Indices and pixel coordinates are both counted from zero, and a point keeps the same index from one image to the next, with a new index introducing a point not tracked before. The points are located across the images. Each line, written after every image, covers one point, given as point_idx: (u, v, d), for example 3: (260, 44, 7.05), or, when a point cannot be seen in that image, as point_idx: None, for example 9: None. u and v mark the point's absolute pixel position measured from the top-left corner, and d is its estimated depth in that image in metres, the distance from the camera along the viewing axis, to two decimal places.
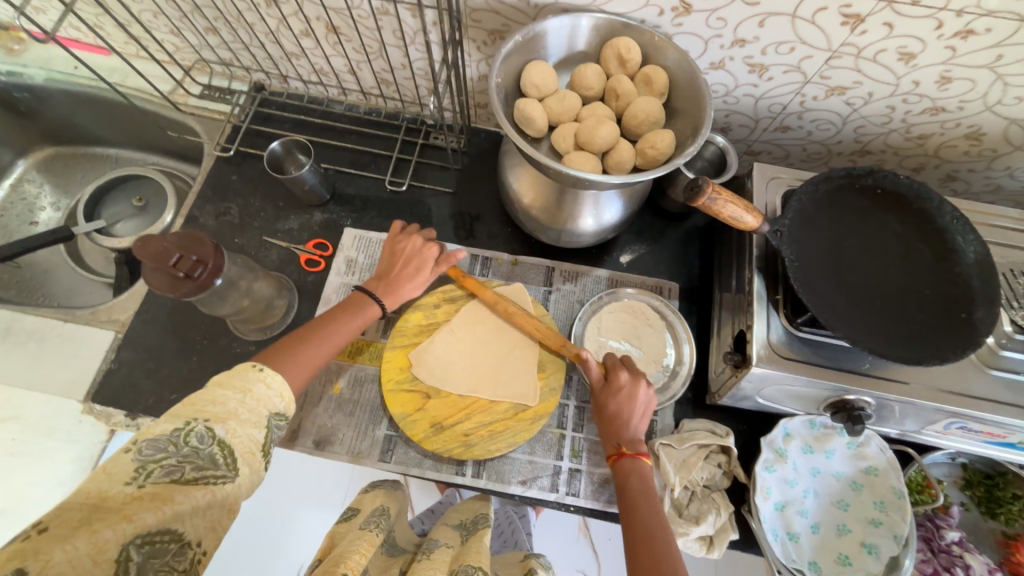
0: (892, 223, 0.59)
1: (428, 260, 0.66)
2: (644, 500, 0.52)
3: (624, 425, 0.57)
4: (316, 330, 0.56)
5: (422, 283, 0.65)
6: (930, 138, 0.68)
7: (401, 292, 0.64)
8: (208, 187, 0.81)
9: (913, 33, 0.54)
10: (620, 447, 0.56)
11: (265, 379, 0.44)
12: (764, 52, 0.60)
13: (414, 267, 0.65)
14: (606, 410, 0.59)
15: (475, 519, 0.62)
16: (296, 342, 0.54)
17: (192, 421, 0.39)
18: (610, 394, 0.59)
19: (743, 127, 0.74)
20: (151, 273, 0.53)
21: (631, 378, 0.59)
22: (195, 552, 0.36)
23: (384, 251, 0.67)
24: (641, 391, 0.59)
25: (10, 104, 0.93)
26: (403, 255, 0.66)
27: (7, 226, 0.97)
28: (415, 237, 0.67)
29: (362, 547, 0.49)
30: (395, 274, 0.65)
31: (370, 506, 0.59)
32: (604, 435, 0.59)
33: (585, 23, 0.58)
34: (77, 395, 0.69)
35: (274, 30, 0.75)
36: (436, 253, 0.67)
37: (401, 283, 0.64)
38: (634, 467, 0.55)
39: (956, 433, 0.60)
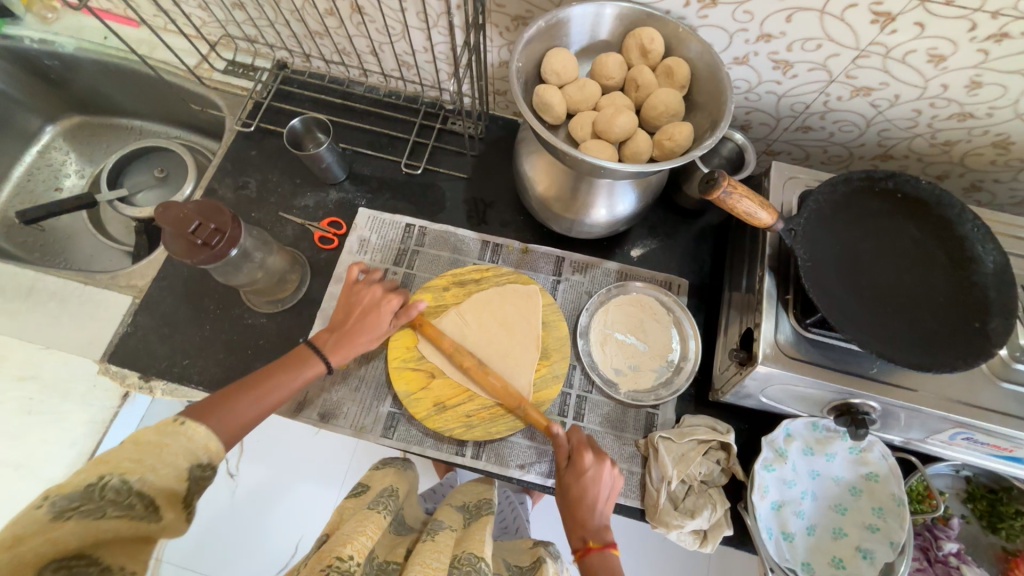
0: (911, 228, 0.58)
1: (385, 314, 0.61)
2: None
3: (591, 512, 0.53)
4: (241, 394, 0.50)
5: (376, 338, 0.61)
6: (955, 144, 0.66)
7: (350, 348, 0.59)
8: (227, 161, 0.82)
9: (945, 34, 0.52)
10: (588, 540, 0.52)
11: (189, 431, 0.41)
12: (789, 49, 0.59)
13: (368, 323, 0.61)
14: (571, 495, 0.54)
15: (479, 504, 0.65)
16: (211, 405, 0.48)
17: (105, 475, 0.36)
18: (574, 477, 0.55)
19: (764, 125, 0.73)
20: (170, 239, 0.55)
21: (596, 458, 0.55)
22: (122, 574, 0.35)
23: (340, 301, 0.63)
24: (605, 471, 0.55)
25: (42, 72, 0.95)
26: (359, 308, 0.61)
27: (32, 190, 0.99)
28: (374, 287, 0.62)
29: (369, 529, 0.51)
30: (348, 328, 0.60)
31: (379, 485, 0.62)
32: (569, 524, 0.54)
33: (608, 12, 0.58)
34: (95, 355, 0.72)
35: (300, 8, 0.76)
36: (394, 304, 0.62)
37: (352, 339, 0.59)
38: (603, 564, 0.50)
39: (961, 444, 0.59)
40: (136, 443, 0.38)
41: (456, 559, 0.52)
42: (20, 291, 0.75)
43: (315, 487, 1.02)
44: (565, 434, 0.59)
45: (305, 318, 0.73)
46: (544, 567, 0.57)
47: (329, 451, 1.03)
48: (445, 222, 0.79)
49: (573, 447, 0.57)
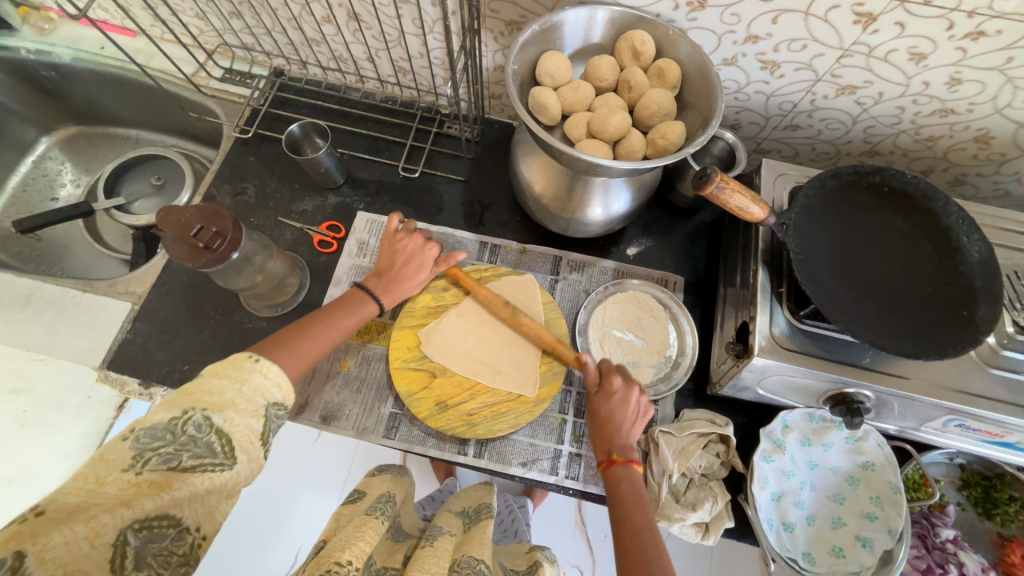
0: (898, 221, 0.60)
1: (427, 261, 0.66)
2: (636, 504, 0.52)
3: (620, 428, 0.57)
4: (306, 326, 0.55)
5: (418, 284, 0.66)
6: (939, 140, 0.68)
7: (397, 292, 0.64)
8: (226, 167, 0.83)
9: (924, 33, 0.54)
10: (613, 453, 0.56)
11: (264, 367, 0.42)
12: (776, 49, 0.61)
13: (414, 268, 0.66)
14: (601, 413, 0.59)
15: (478, 508, 0.66)
16: (284, 335, 0.53)
17: (190, 409, 0.37)
18: (603, 397, 0.59)
19: (754, 124, 0.75)
20: (171, 242, 0.55)
21: (625, 381, 0.60)
22: (195, 536, 0.36)
23: (383, 249, 0.67)
24: (633, 394, 0.59)
25: (38, 82, 0.95)
26: (403, 255, 0.66)
27: (28, 201, 0.99)
28: (415, 237, 0.67)
29: (367, 533, 0.51)
30: (394, 273, 0.65)
31: (375, 490, 0.62)
32: (597, 439, 0.58)
33: (600, 16, 0.59)
34: (94, 363, 0.71)
35: (297, 16, 0.77)
36: (436, 251, 0.67)
37: (399, 283, 0.65)
38: (627, 472, 0.55)
39: (954, 431, 0.60)
40: (216, 374, 0.40)
41: (456, 562, 0.53)
42: (18, 300, 0.75)
43: (314, 495, 1.02)
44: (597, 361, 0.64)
45: None
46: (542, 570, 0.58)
47: (328, 459, 1.03)
48: (443, 224, 0.80)
49: (604, 370, 0.61)
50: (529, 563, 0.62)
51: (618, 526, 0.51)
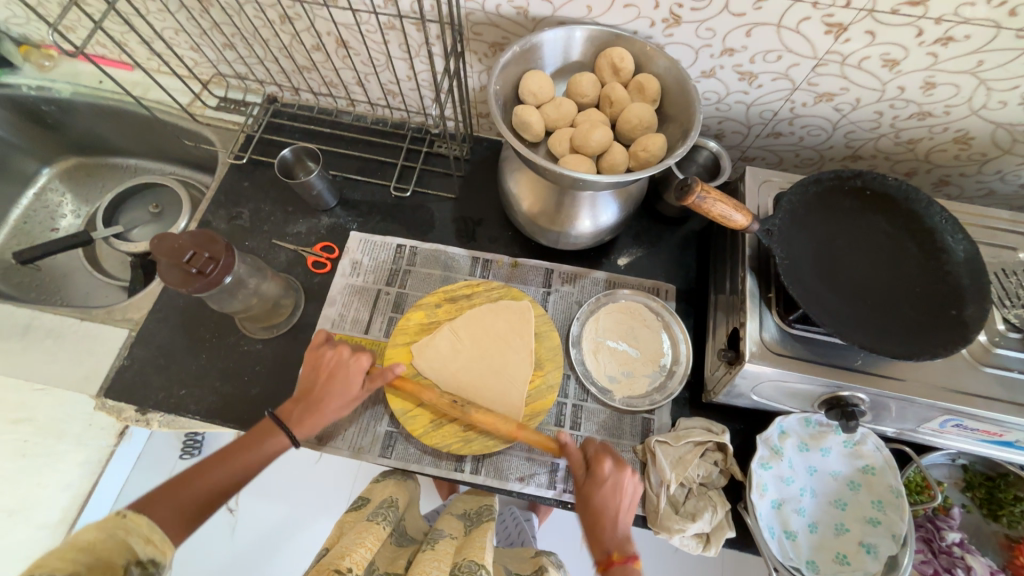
0: (882, 223, 0.60)
1: (354, 375, 0.60)
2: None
3: (615, 523, 0.54)
4: (186, 479, 0.50)
5: (345, 404, 0.60)
6: (919, 142, 0.69)
7: (316, 419, 0.58)
8: (220, 193, 0.84)
9: (895, 40, 0.56)
10: (611, 553, 0.52)
11: (132, 522, 0.43)
12: (752, 61, 0.62)
13: (338, 389, 0.60)
14: (595, 508, 0.55)
15: (479, 510, 0.66)
16: (162, 492, 0.49)
17: (37, 573, 0.37)
18: (594, 485, 0.56)
19: (737, 133, 0.76)
20: (166, 269, 0.56)
21: (615, 465, 0.57)
22: None
23: (305, 367, 0.62)
24: (625, 477, 0.56)
25: (39, 117, 0.98)
26: (326, 375, 0.60)
27: (29, 232, 1.01)
28: (341, 349, 0.62)
29: (368, 541, 0.53)
30: (315, 396, 0.59)
31: (379, 497, 0.63)
32: (592, 537, 0.54)
33: (579, 35, 0.61)
34: (91, 391, 0.72)
35: (288, 45, 0.79)
36: (363, 367, 0.61)
37: (320, 408, 0.59)
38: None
39: (953, 431, 0.60)
40: (69, 547, 0.39)
41: (457, 567, 0.54)
42: (17, 330, 0.75)
43: (314, 517, 1.02)
44: (583, 442, 0.60)
45: (300, 342, 0.74)
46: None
47: (329, 480, 1.03)
48: (435, 241, 0.81)
49: (593, 457, 0.58)
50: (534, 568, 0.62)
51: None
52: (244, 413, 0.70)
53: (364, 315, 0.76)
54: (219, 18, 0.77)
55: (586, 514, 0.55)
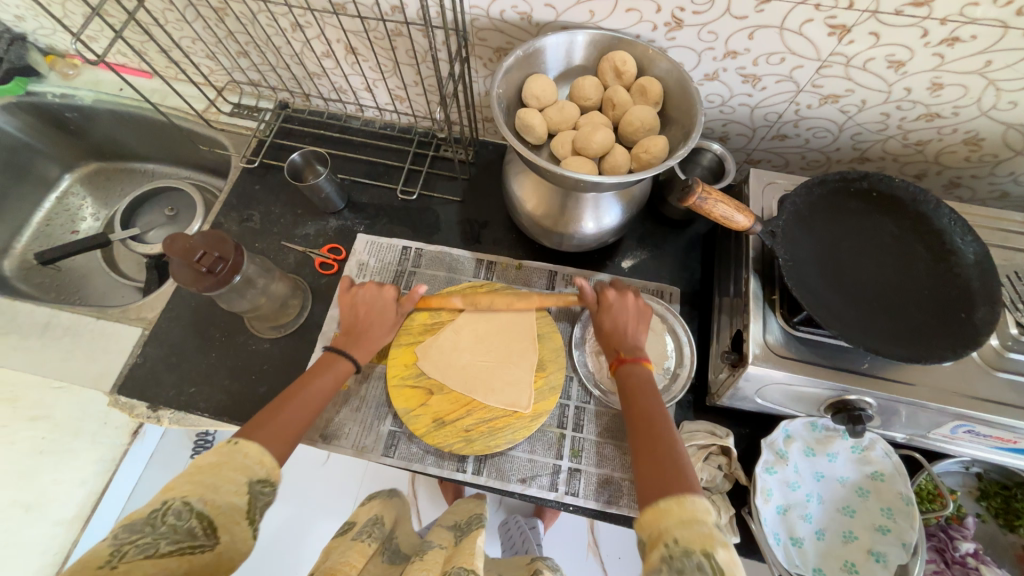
0: (889, 225, 0.60)
1: (388, 300, 0.69)
2: (650, 404, 0.56)
3: (626, 336, 0.63)
4: (281, 404, 0.55)
5: (389, 328, 0.68)
6: (928, 143, 0.68)
7: (370, 343, 0.66)
8: (233, 196, 0.86)
9: (900, 41, 0.55)
10: (621, 354, 0.62)
11: (245, 447, 0.46)
12: (755, 63, 0.63)
13: (381, 318, 0.68)
14: (608, 321, 0.65)
15: (470, 520, 0.64)
16: (262, 417, 0.53)
17: (168, 501, 0.39)
18: (604, 313, 0.65)
19: (741, 135, 0.76)
20: (178, 268, 0.58)
21: (619, 292, 0.66)
22: None
23: (343, 307, 0.69)
24: (628, 299, 0.65)
25: (63, 124, 1.02)
26: (366, 307, 0.68)
27: (51, 234, 1.05)
28: (369, 284, 0.70)
29: (353, 559, 0.53)
30: (360, 325, 0.67)
31: (363, 517, 0.62)
32: (606, 348, 0.64)
33: (581, 39, 0.62)
34: (105, 388, 0.74)
35: (299, 52, 0.81)
36: (394, 298, 0.70)
37: (369, 335, 0.66)
38: (636, 375, 0.59)
39: (965, 438, 0.58)
40: (195, 467, 0.42)
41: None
42: (37, 328, 0.78)
43: (323, 518, 1.03)
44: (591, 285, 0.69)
45: (307, 342, 0.75)
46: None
47: (336, 482, 1.03)
48: (440, 243, 0.82)
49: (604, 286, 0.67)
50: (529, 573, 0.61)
51: (638, 430, 0.54)
52: (251, 411, 0.71)
53: None
54: (234, 27, 0.80)
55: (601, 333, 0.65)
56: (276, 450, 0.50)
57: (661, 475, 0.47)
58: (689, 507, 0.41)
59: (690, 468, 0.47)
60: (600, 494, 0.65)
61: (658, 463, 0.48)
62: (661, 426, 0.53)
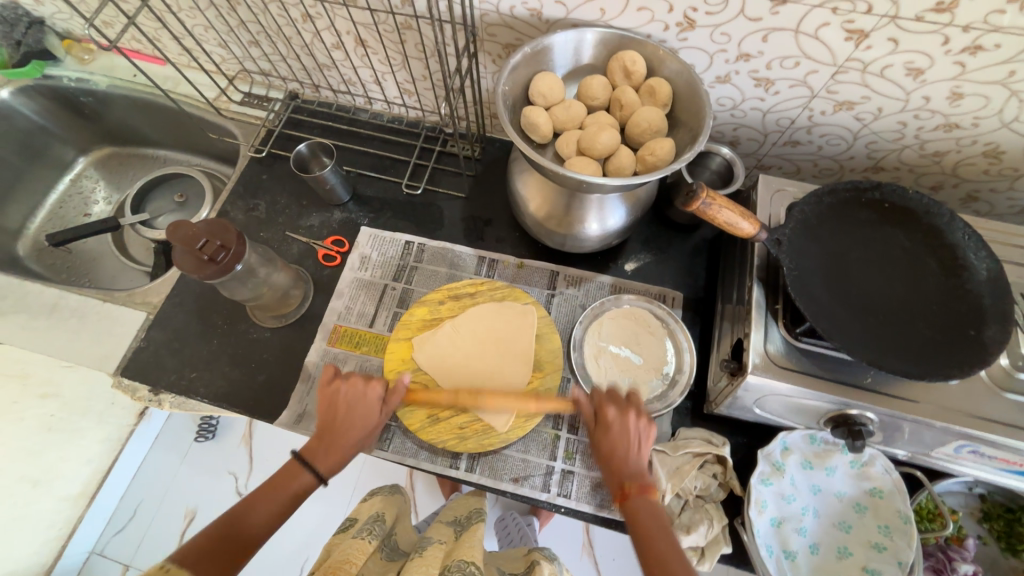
0: (900, 237, 0.58)
1: (371, 403, 0.61)
2: (666, 545, 0.49)
3: (631, 462, 0.55)
4: (224, 534, 0.49)
5: (366, 434, 0.60)
6: (946, 155, 0.66)
7: (341, 450, 0.58)
8: (240, 185, 0.87)
9: (920, 48, 0.54)
10: (627, 486, 0.54)
11: None
12: (769, 66, 0.61)
13: (360, 422, 0.60)
14: (607, 443, 0.57)
15: (469, 515, 0.67)
16: (198, 546, 0.47)
17: None
18: (604, 434, 0.58)
19: (752, 140, 0.74)
20: (180, 255, 0.58)
21: (621, 410, 0.58)
22: None
23: (320, 403, 0.61)
24: (633, 422, 0.57)
25: (78, 108, 1.03)
26: (344, 408, 0.60)
27: (64, 216, 1.06)
28: (355, 379, 0.62)
29: (354, 555, 0.53)
30: (336, 430, 0.59)
31: (365, 515, 0.64)
32: (610, 477, 0.56)
33: (591, 37, 0.61)
34: (109, 369, 0.75)
35: (309, 43, 0.81)
36: (374, 396, 0.61)
37: (344, 440, 0.58)
38: (647, 508, 0.52)
39: (968, 457, 0.57)
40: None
41: (446, 568, 0.54)
42: (45, 308, 0.79)
43: (324, 508, 1.05)
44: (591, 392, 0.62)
45: (307, 333, 0.76)
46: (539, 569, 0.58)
47: (337, 471, 1.06)
48: (443, 239, 0.82)
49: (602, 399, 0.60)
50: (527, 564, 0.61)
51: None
52: (251, 398, 0.72)
53: (370, 309, 0.77)
54: (245, 16, 0.80)
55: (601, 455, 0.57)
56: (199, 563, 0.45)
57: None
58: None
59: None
60: (592, 497, 0.65)
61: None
62: (683, 574, 0.46)
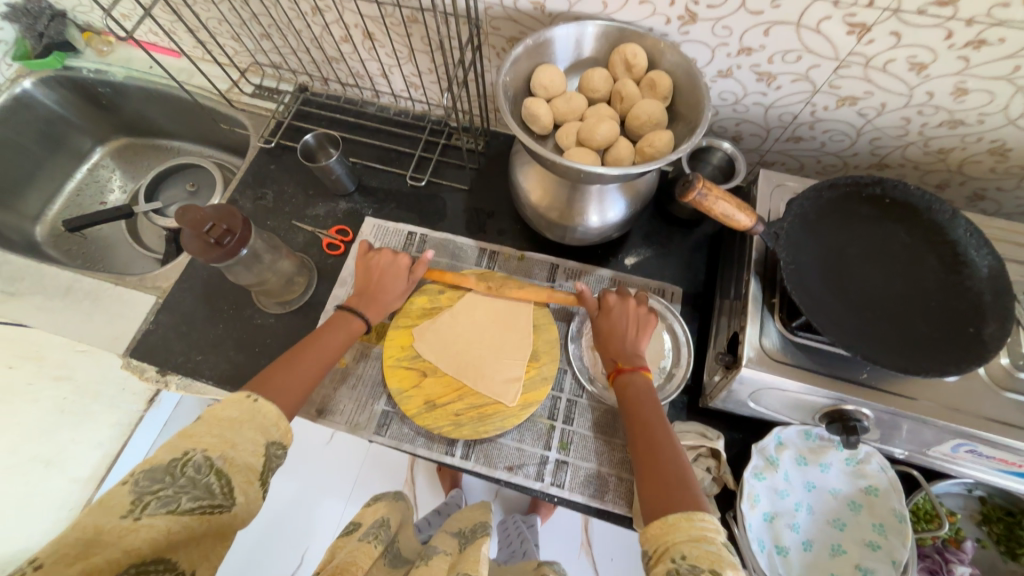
0: (901, 233, 0.58)
1: (401, 270, 0.69)
2: (650, 410, 0.57)
3: (627, 341, 0.63)
4: (291, 359, 0.58)
5: (399, 295, 0.69)
6: (951, 152, 0.66)
7: (380, 306, 0.67)
8: (249, 174, 0.89)
9: (922, 42, 0.53)
10: (620, 364, 0.62)
11: (262, 404, 0.46)
12: (770, 61, 0.61)
13: (393, 288, 0.68)
14: (608, 323, 0.65)
15: (474, 529, 0.67)
16: (276, 370, 0.56)
17: (190, 451, 0.40)
18: (604, 319, 0.65)
19: (755, 136, 0.74)
20: (188, 239, 0.60)
21: (621, 298, 0.67)
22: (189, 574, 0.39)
23: (357, 270, 0.70)
24: (628, 309, 0.66)
25: (97, 99, 1.07)
26: (380, 275, 0.69)
27: (81, 203, 1.10)
28: (384, 251, 0.70)
29: (359, 559, 0.56)
30: (371, 290, 0.67)
31: (369, 519, 0.66)
32: (607, 354, 0.64)
33: (592, 30, 0.61)
34: (119, 350, 0.77)
35: (318, 36, 0.83)
36: (404, 271, 0.69)
37: (380, 298, 0.67)
38: (639, 382, 0.60)
39: (966, 457, 0.56)
40: (215, 419, 0.43)
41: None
42: (59, 290, 0.82)
43: (326, 501, 1.06)
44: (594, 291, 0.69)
45: (310, 319, 0.77)
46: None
47: (339, 464, 1.08)
48: (445, 231, 0.83)
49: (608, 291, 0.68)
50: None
51: (638, 435, 0.56)
52: (254, 381, 0.74)
53: None
54: (257, 10, 0.82)
55: (601, 333, 0.65)
56: (282, 409, 0.52)
57: (666, 487, 0.49)
58: (697, 521, 0.43)
59: (690, 476, 0.50)
60: (585, 488, 0.65)
61: (662, 473, 0.50)
62: (660, 432, 0.55)
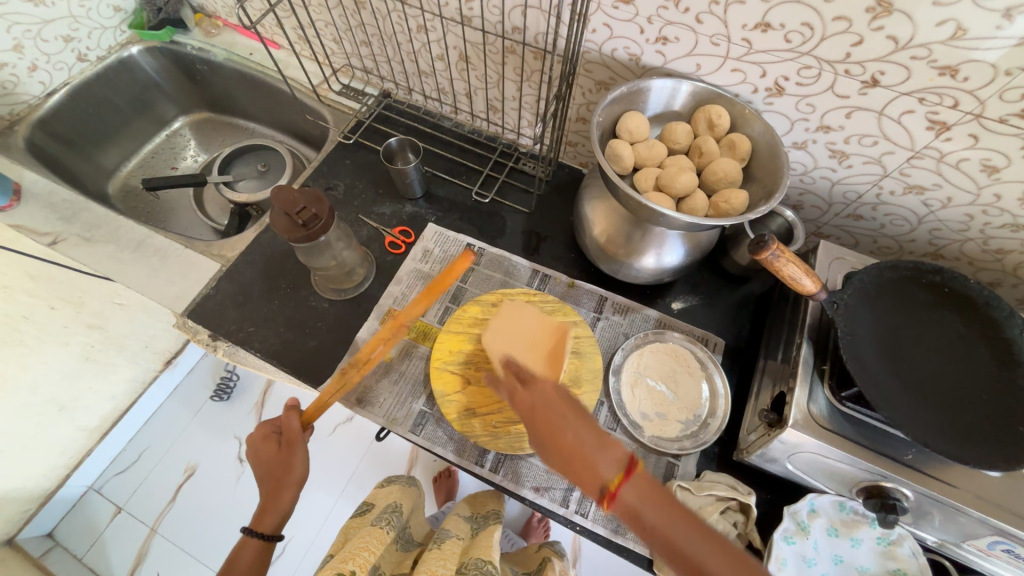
0: (956, 323, 0.59)
1: (269, 446, 0.66)
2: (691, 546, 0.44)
3: (587, 439, 0.51)
4: None
5: (281, 470, 0.64)
6: (1008, 254, 0.68)
7: (273, 501, 0.64)
8: (324, 165, 0.94)
9: (998, 148, 0.56)
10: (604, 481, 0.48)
11: None
12: (847, 141, 0.65)
13: (276, 472, 0.64)
14: (546, 423, 0.54)
15: (486, 515, 0.74)
16: None
17: None
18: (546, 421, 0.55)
19: (816, 207, 0.77)
20: (278, 216, 0.64)
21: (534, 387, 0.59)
22: None
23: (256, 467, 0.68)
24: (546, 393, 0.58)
25: (192, 73, 1.14)
26: (258, 468, 0.66)
27: (155, 165, 1.16)
28: (255, 433, 0.68)
29: (371, 544, 0.58)
30: (264, 485, 0.65)
31: (384, 502, 0.69)
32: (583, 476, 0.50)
33: (684, 88, 0.66)
34: (174, 309, 0.81)
35: (417, 51, 0.89)
36: (278, 444, 0.66)
37: (268, 488, 0.64)
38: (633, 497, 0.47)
39: (1000, 556, 0.56)
40: None
41: (464, 564, 0.61)
42: (131, 244, 0.84)
43: (317, 492, 1.10)
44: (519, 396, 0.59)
45: (362, 310, 0.80)
46: (550, 567, 0.69)
47: (338, 455, 1.13)
48: (502, 247, 0.86)
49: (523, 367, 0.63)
50: (539, 559, 0.73)
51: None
52: (299, 360, 0.76)
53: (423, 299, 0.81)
54: (366, 20, 0.88)
55: (547, 433, 0.54)
56: None
57: None
58: None
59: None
60: (608, 521, 0.65)
61: None
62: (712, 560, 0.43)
